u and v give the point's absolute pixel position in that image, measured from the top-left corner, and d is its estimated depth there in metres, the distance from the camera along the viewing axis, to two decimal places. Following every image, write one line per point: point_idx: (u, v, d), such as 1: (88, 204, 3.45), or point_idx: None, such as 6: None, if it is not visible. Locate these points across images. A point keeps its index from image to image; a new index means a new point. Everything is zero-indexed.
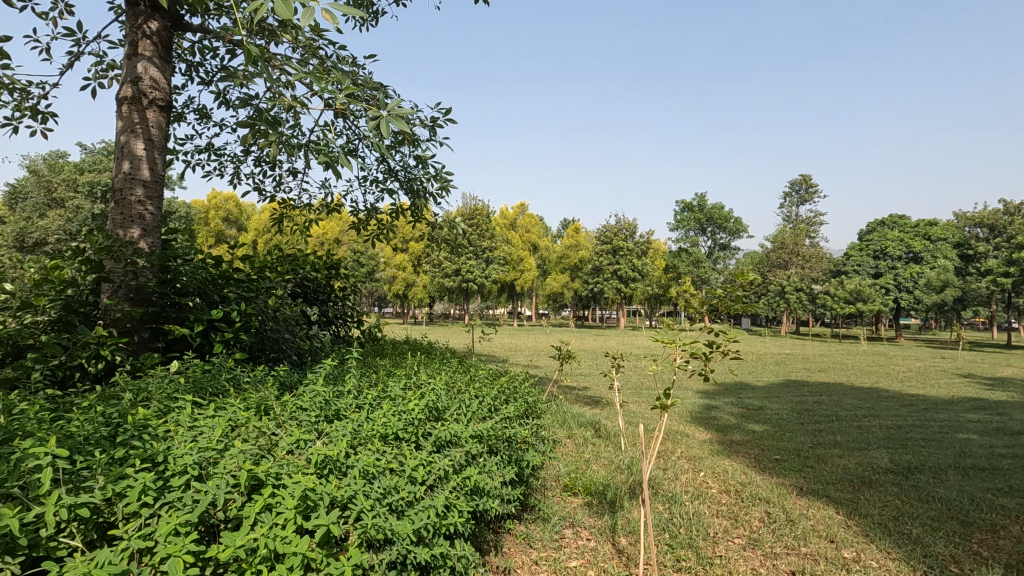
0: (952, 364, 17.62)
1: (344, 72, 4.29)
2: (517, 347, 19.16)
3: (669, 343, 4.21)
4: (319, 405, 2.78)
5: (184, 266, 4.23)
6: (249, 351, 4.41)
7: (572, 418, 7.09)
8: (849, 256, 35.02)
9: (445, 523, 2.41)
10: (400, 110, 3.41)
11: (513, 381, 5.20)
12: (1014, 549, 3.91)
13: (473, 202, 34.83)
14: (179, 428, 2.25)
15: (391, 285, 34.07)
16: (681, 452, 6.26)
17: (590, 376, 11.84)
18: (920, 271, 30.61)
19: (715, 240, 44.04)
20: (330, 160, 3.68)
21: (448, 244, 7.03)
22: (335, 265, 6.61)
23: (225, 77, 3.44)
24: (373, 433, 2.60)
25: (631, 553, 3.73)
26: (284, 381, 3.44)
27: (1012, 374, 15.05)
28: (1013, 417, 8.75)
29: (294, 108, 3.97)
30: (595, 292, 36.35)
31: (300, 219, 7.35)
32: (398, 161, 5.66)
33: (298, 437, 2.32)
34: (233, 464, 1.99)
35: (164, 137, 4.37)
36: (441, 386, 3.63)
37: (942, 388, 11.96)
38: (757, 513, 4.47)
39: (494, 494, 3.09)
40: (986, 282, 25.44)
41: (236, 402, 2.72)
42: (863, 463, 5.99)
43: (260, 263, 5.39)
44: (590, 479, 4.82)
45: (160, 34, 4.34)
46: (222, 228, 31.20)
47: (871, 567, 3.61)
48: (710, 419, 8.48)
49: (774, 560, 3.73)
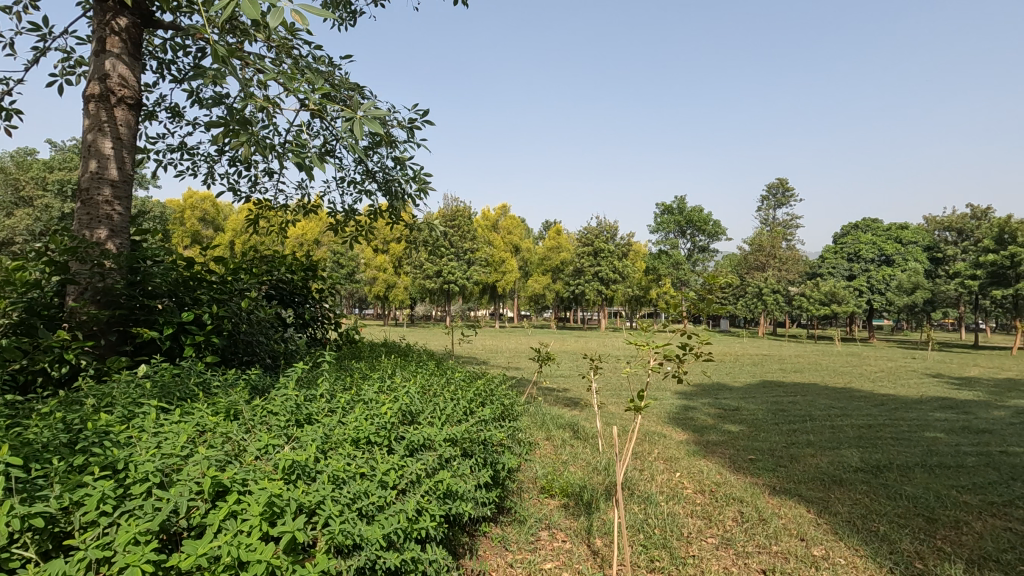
0: (922, 364, 18.05)
1: (319, 73, 4.25)
2: (497, 348, 19.21)
3: (641, 347, 4.23)
4: (290, 408, 2.74)
5: (154, 267, 4.13)
6: (221, 354, 4.33)
7: (551, 419, 7.14)
8: (824, 259, 35.74)
9: (417, 527, 2.39)
10: (376, 112, 3.37)
11: (491, 383, 5.19)
12: (976, 545, 4.02)
13: (454, 204, 34.68)
14: (143, 434, 2.19)
15: (371, 286, 33.84)
16: (657, 453, 6.32)
17: (570, 378, 11.91)
18: (891, 274, 31.37)
19: (695, 242, 44.65)
20: (303, 160, 3.63)
21: (427, 246, 7.01)
22: (312, 266, 6.54)
23: (195, 76, 3.38)
24: (345, 437, 2.58)
25: (605, 554, 3.75)
26: (256, 386, 3.40)
27: (979, 374, 15.46)
28: (979, 416, 8.99)
29: (266, 108, 3.91)
30: (576, 294, 36.55)
31: (276, 220, 7.25)
32: (376, 162, 5.62)
33: (266, 442, 2.29)
34: (197, 470, 1.95)
35: (134, 136, 4.28)
36: (416, 390, 3.60)
37: (912, 388, 12.27)
38: (730, 513, 4.53)
39: (467, 497, 3.07)
40: (955, 285, 26.17)
41: (203, 406, 2.67)
42: (834, 463, 6.09)
43: (234, 264, 5.30)
44: (567, 480, 4.84)
45: (129, 30, 4.25)
46: (198, 228, 30.61)
47: (839, 565, 3.68)
48: (687, 420, 8.58)
49: (746, 559, 3.78)
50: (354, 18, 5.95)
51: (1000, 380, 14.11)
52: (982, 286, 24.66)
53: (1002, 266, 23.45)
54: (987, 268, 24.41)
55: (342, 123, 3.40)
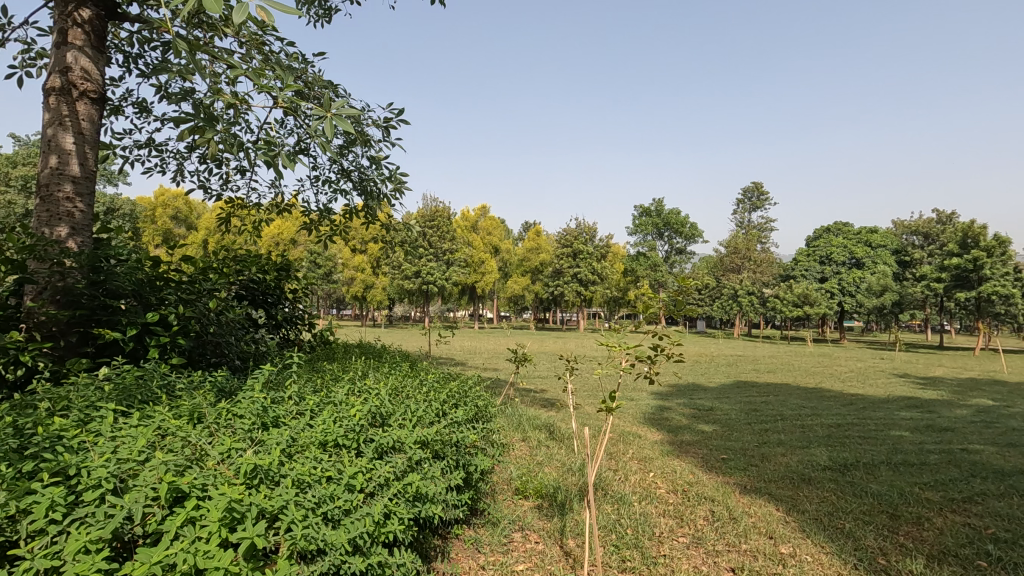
0: (890, 365, 18.52)
1: (290, 70, 4.18)
2: (475, 349, 19.16)
3: (613, 348, 4.24)
4: (256, 412, 2.68)
5: (118, 266, 4.00)
6: (188, 356, 4.22)
7: (527, 421, 7.14)
8: (797, 262, 36.43)
9: (384, 531, 2.37)
10: (350, 111, 3.29)
11: (465, 385, 5.12)
12: (936, 541, 4.13)
13: (433, 204, 34.33)
14: (99, 438, 2.12)
15: (349, 286, 33.59)
16: (631, 453, 6.36)
17: (547, 379, 11.94)
18: (861, 276, 32.14)
19: (672, 244, 45.20)
20: (273, 158, 3.55)
21: (405, 246, 6.95)
22: (286, 266, 6.43)
23: (160, 72, 3.28)
24: (312, 439, 2.55)
25: (577, 555, 3.76)
26: (223, 388, 3.32)
27: (942, 374, 15.94)
28: (943, 414, 9.25)
29: (237, 106, 3.82)
30: (555, 295, 36.66)
31: (249, 219, 7.11)
32: (351, 161, 5.55)
33: (228, 446, 2.23)
34: (153, 476, 1.89)
35: (96, 131, 4.15)
36: (387, 392, 3.56)
37: (879, 388, 12.63)
38: (701, 512, 4.59)
39: (438, 499, 3.04)
40: (922, 287, 26.99)
41: (165, 409, 2.59)
42: (804, 461, 6.21)
43: (203, 264, 5.17)
44: (541, 481, 4.84)
45: (93, 22, 4.13)
46: (170, 226, 29.88)
47: (806, 562, 3.75)
48: (662, 420, 8.68)
49: (715, 557, 3.82)
50: (329, 16, 5.88)
51: (961, 380, 14.62)
52: (948, 289, 25.47)
53: (965, 269, 24.32)
54: (951, 272, 25.23)
55: (312, 121, 3.32)
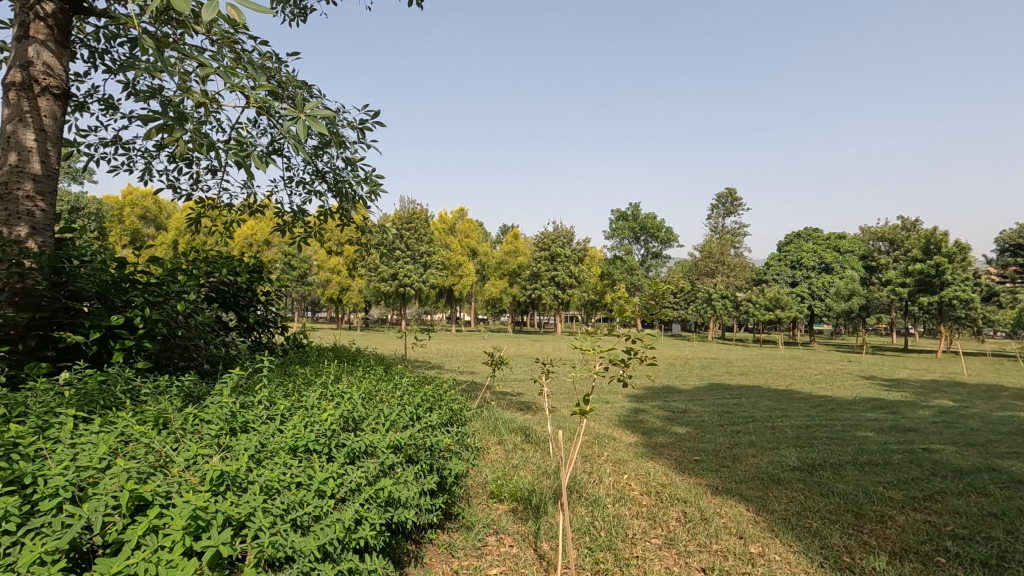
0: (856, 366, 19.03)
1: (263, 70, 4.11)
2: (452, 352, 19.09)
3: (587, 351, 4.26)
4: (224, 417, 2.62)
5: (81, 267, 3.88)
6: (154, 360, 4.12)
7: (503, 424, 7.13)
8: (770, 266, 36.74)
9: (355, 537, 2.35)
10: (324, 112, 3.24)
11: (440, 388, 5.08)
12: (898, 538, 4.26)
13: (410, 206, 34.07)
14: (57, 446, 2.06)
15: (324, 288, 33.13)
16: (606, 456, 6.41)
17: (523, 382, 11.96)
18: (830, 281, 33.00)
19: (648, 248, 45.75)
20: (244, 158, 3.48)
21: (381, 248, 6.88)
22: (259, 268, 6.31)
23: (126, 68, 3.20)
24: (282, 445, 2.50)
25: (551, 558, 3.78)
26: (190, 392, 3.25)
27: (906, 375, 16.45)
28: (906, 415, 9.57)
29: (207, 105, 3.75)
30: (532, 298, 36.75)
31: (220, 220, 6.96)
32: (326, 162, 5.49)
33: (195, 452, 2.18)
34: (114, 484, 1.83)
35: (59, 128, 4.03)
36: (360, 395, 3.52)
37: (846, 389, 12.99)
38: (674, 513, 4.65)
39: (411, 504, 3.01)
40: (888, 291, 27.80)
41: (129, 415, 2.51)
42: (774, 462, 6.35)
43: (171, 265, 5.06)
44: (516, 484, 4.85)
45: (56, 16, 4.00)
46: (138, 226, 29.12)
47: (774, 561, 3.83)
48: (636, 422, 8.77)
49: (687, 558, 3.88)
50: (304, 15, 5.81)
51: (924, 381, 15.11)
52: (912, 293, 26.29)
53: (928, 274, 25.17)
54: (915, 277, 26.07)
55: (285, 122, 3.26)
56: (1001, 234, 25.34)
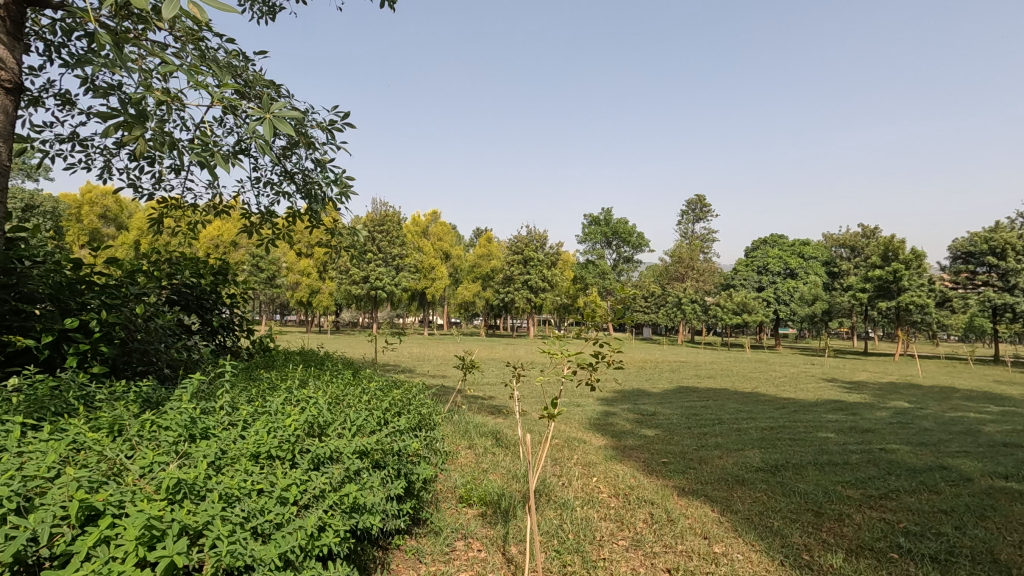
0: (818, 369, 19.68)
1: (229, 69, 4.04)
2: (424, 356, 19.02)
3: (555, 355, 4.29)
4: (183, 423, 2.55)
5: (33, 269, 3.72)
6: (112, 365, 3.98)
7: (474, 428, 7.12)
8: (737, 271, 37.78)
9: (318, 544, 2.31)
10: (292, 114, 3.18)
11: (409, 392, 5.03)
12: (855, 536, 4.41)
13: (382, 208, 33.69)
14: (0, 455, 1.97)
15: (293, 291, 32.52)
16: (576, 459, 6.45)
17: (495, 386, 11.96)
18: (795, 286, 33.94)
19: (620, 253, 46.35)
20: (208, 159, 3.39)
21: (351, 250, 6.79)
22: (224, 270, 6.16)
23: (81, 62, 3.09)
24: (244, 451, 2.45)
25: (519, 561, 3.78)
26: (148, 397, 3.16)
27: (866, 378, 17.08)
28: (863, 416, 9.93)
29: (169, 103, 3.66)
30: (506, 301, 36.82)
31: (183, 220, 6.76)
32: (294, 163, 5.41)
33: (151, 459, 2.12)
34: (63, 494, 1.77)
35: (10, 122, 3.87)
36: (325, 400, 3.46)
37: (809, 391, 13.37)
38: (642, 515, 4.71)
39: (377, 510, 2.98)
40: (849, 296, 28.75)
41: (81, 422, 2.43)
42: (738, 463, 6.51)
43: (131, 266, 4.90)
44: (485, 488, 4.84)
45: (8, 8, 3.82)
46: (98, 225, 28.14)
47: (736, 560, 3.92)
48: (607, 425, 8.86)
49: (653, 559, 3.94)
50: (273, 14, 5.72)
51: (882, 383, 15.70)
52: (871, 298, 27.26)
53: (886, 280, 26.14)
54: (874, 283, 27.03)
55: (251, 122, 3.18)
56: (953, 242, 26.48)
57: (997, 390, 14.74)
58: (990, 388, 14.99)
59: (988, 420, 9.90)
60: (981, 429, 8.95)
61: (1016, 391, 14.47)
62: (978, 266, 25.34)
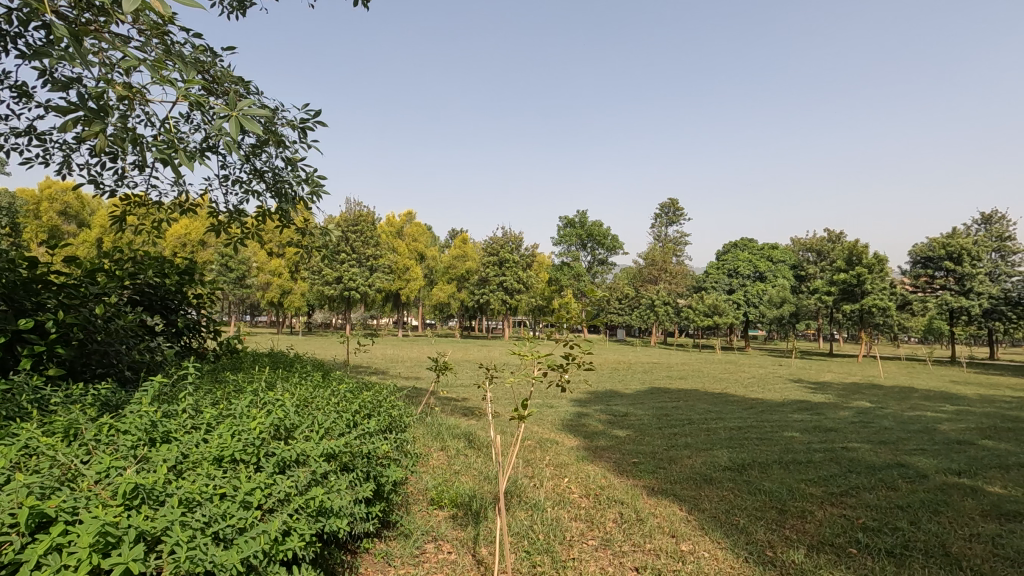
0: (785, 370, 20.18)
1: (195, 64, 3.95)
2: (398, 357, 18.91)
3: (523, 356, 4.27)
4: (143, 427, 2.48)
5: None
6: (69, 367, 3.85)
7: (446, 430, 7.09)
8: (708, 274, 38.51)
9: (281, 549, 2.27)
10: (259, 111, 3.11)
11: (380, 394, 4.97)
12: (816, 532, 4.54)
13: (356, 207, 33.31)
14: None
15: (264, 291, 31.87)
16: (547, 460, 6.48)
17: (469, 387, 11.95)
18: (763, 289, 34.72)
19: (594, 255, 46.77)
20: (172, 156, 3.30)
21: (323, 250, 6.69)
22: (190, 270, 6.01)
23: (35, 54, 2.97)
24: (206, 455, 2.40)
25: (489, 563, 3.79)
26: (107, 400, 3.07)
27: (829, 379, 17.56)
28: (827, 416, 10.22)
29: (132, 98, 3.54)
30: (481, 302, 36.78)
31: (148, 218, 6.57)
32: (264, 161, 5.33)
33: (108, 464, 2.06)
34: (12, 501, 1.72)
35: None
36: (292, 403, 3.41)
37: (776, 392, 13.69)
38: (611, 514, 4.77)
39: (344, 513, 2.93)
40: (815, 299, 29.59)
41: (35, 426, 2.34)
42: (707, 463, 6.62)
43: (91, 265, 4.75)
44: (456, 490, 4.83)
45: None
46: (58, 222, 27.21)
47: (703, 558, 4.00)
48: (579, 426, 8.93)
49: (621, 558, 3.98)
50: (243, 10, 5.62)
51: (845, 384, 16.20)
52: (836, 301, 28.09)
53: (850, 284, 26.97)
54: (839, 286, 27.83)
55: (216, 118, 3.09)
56: (913, 247, 27.44)
57: (953, 390, 15.31)
58: (947, 389, 15.56)
59: (944, 419, 10.24)
60: (937, 429, 9.26)
61: (971, 391, 15.02)
62: (937, 271, 26.29)
